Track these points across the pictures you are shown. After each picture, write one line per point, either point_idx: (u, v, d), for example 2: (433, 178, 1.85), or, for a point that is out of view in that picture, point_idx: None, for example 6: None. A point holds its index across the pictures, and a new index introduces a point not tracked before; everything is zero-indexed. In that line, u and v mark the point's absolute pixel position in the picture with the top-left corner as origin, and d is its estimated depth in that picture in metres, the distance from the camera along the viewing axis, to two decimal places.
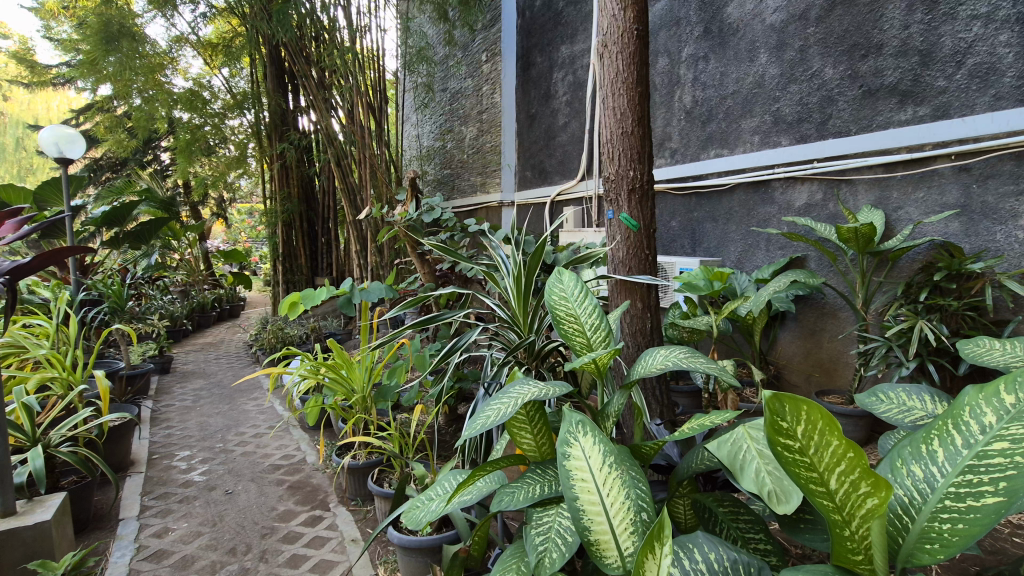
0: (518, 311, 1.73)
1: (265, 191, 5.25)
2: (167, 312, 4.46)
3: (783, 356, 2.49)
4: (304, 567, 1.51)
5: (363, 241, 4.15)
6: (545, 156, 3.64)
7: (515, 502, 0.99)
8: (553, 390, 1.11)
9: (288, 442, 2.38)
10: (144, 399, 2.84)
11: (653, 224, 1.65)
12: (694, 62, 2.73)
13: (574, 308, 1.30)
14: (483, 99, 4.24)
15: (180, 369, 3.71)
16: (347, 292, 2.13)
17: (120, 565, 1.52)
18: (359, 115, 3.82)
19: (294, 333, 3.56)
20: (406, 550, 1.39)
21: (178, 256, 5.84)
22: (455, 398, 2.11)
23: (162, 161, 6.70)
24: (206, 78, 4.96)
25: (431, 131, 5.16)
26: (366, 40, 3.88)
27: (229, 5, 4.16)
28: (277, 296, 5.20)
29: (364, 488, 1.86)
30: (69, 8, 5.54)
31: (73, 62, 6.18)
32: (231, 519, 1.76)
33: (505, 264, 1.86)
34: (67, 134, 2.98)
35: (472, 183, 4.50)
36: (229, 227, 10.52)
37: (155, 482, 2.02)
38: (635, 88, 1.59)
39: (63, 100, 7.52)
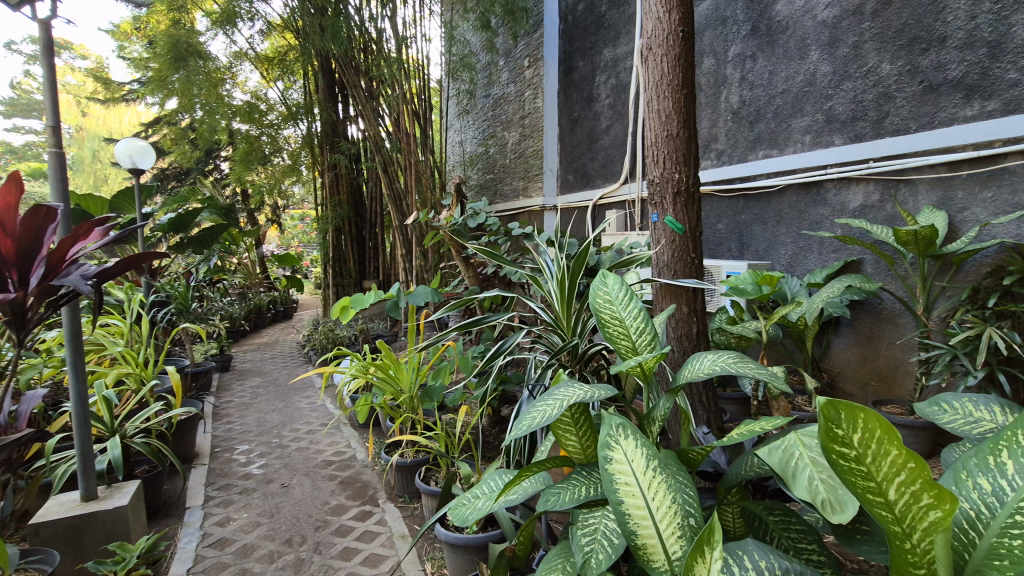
0: (562, 313, 1.75)
1: (316, 197, 5.46)
2: (226, 313, 4.71)
3: (837, 363, 2.40)
4: (355, 560, 1.57)
5: (408, 245, 4.26)
6: (587, 159, 3.64)
7: (561, 503, 1.01)
8: (596, 393, 1.11)
9: (339, 439, 2.48)
10: (207, 395, 3.02)
11: (699, 226, 1.63)
12: (741, 61, 2.67)
13: (618, 312, 1.30)
14: (526, 104, 4.28)
15: (239, 367, 3.92)
16: (394, 296, 2.19)
17: (188, 550, 1.62)
18: (405, 123, 3.94)
19: (344, 334, 3.69)
20: (453, 548, 1.43)
21: (237, 260, 6.15)
22: (499, 399, 2.14)
23: (222, 170, 7.08)
24: (262, 91, 5.21)
25: (475, 136, 5.25)
26: (412, 50, 3.99)
27: (284, 21, 4.37)
28: (327, 299, 5.40)
29: (412, 486, 1.91)
30: (140, 28, 5.95)
31: (144, 79, 6.63)
32: (287, 511, 1.85)
33: (549, 267, 1.88)
34: (139, 146, 3.20)
35: (514, 187, 4.54)
36: (284, 233, 11.02)
37: (218, 473, 2.14)
38: (681, 90, 1.58)
39: (134, 114, 8.07)
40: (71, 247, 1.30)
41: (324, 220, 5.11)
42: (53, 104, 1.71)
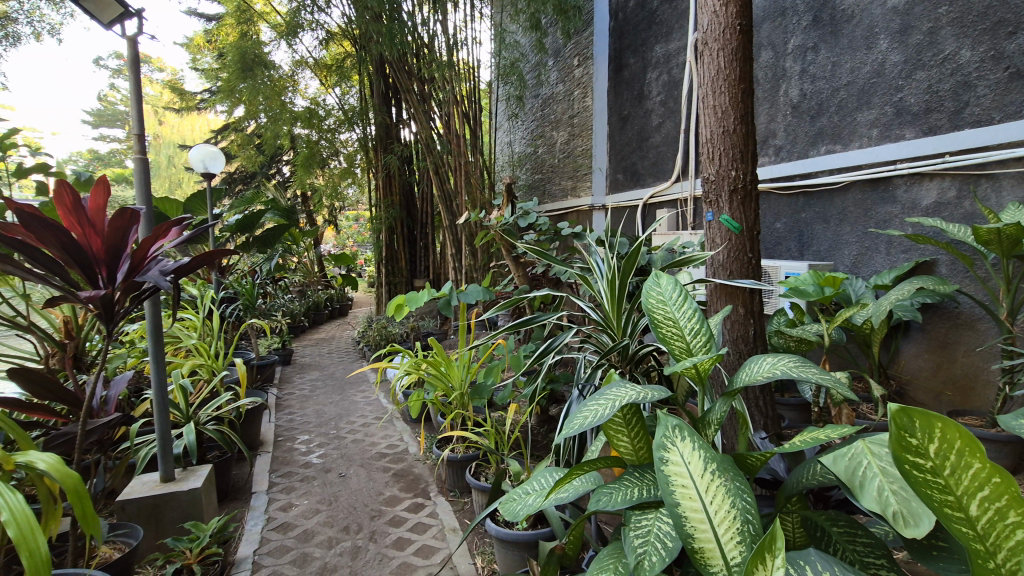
0: (612, 313, 1.74)
1: (370, 199, 5.65)
2: (288, 309, 4.95)
3: (906, 371, 2.26)
4: (408, 550, 1.62)
5: (458, 245, 4.34)
6: (637, 158, 3.59)
7: (614, 503, 1.00)
8: (649, 395, 1.10)
9: (392, 432, 2.55)
10: (270, 386, 3.19)
11: (757, 225, 1.58)
12: (802, 53, 2.56)
13: (672, 312, 1.28)
14: (575, 104, 4.27)
15: (299, 361, 4.11)
16: (446, 294, 2.23)
17: (254, 532, 1.72)
18: (455, 124, 4.01)
19: (396, 331, 3.80)
20: (503, 543, 1.45)
21: (297, 259, 6.46)
22: (547, 399, 2.15)
23: (283, 174, 7.44)
24: (321, 97, 5.43)
25: (524, 137, 5.30)
26: (463, 53, 4.06)
27: (342, 29, 4.55)
28: (380, 297, 5.58)
29: (463, 481, 1.95)
30: (212, 41, 6.34)
31: (214, 88, 7.06)
32: (344, 500, 1.92)
33: (599, 267, 1.87)
34: (210, 151, 3.40)
35: (563, 187, 4.54)
36: (340, 234, 11.47)
37: (281, 461, 2.26)
38: (738, 85, 1.54)
39: (204, 122, 8.61)
40: (151, 246, 1.40)
41: (377, 220, 5.29)
42: (139, 114, 1.85)
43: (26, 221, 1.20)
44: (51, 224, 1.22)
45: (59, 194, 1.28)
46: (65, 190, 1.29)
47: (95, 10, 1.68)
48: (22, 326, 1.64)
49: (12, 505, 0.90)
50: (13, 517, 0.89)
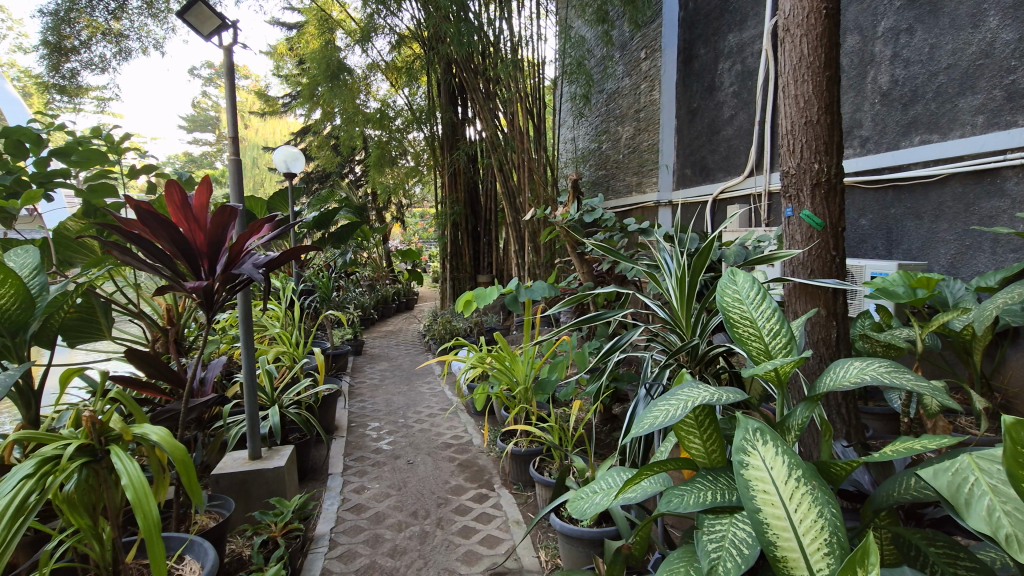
0: (681, 312, 1.69)
1: (436, 196, 5.80)
2: (359, 302, 5.19)
3: (1014, 382, 2.05)
4: (474, 538, 1.65)
5: (521, 241, 4.37)
6: (707, 152, 3.45)
7: (686, 505, 0.97)
8: (725, 396, 1.06)
9: (457, 424, 2.62)
10: (343, 375, 3.35)
11: (842, 221, 1.49)
12: (894, 36, 2.37)
13: (749, 311, 1.22)
14: (641, 97, 4.18)
15: (369, 352, 4.30)
16: (513, 290, 2.25)
17: (331, 511, 1.81)
18: (519, 121, 4.03)
19: (460, 326, 3.88)
20: (568, 539, 1.45)
21: (368, 255, 6.75)
22: (611, 397, 2.12)
23: (355, 173, 7.79)
24: (391, 98, 5.63)
25: (588, 133, 5.26)
26: (528, 50, 4.08)
27: (411, 31, 4.69)
28: (444, 292, 5.72)
29: (526, 475, 1.97)
30: (292, 48, 6.73)
31: (294, 93, 7.50)
32: (413, 486, 1.99)
33: (668, 264, 1.82)
34: (292, 152, 3.61)
35: (627, 183, 4.47)
36: (408, 230, 11.89)
37: (354, 446, 2.38)
38: (823, 72, 1.44)
39: (284, 125, 9.17)
40: (245, 241, 1.50)
41: (442, 216, 5.43)
42: (232, 118, 1.99)
43: (145, 217, 1.35)
44: (163, 219, 1.36)
45: (169, 193, 1.41)
46: (175, 190, 1.42)
47: (197, 23, 1.83)
48: (133, 312, 1.81)
49: (130, 471, 0.99)
50: (132, 482, 0.98)
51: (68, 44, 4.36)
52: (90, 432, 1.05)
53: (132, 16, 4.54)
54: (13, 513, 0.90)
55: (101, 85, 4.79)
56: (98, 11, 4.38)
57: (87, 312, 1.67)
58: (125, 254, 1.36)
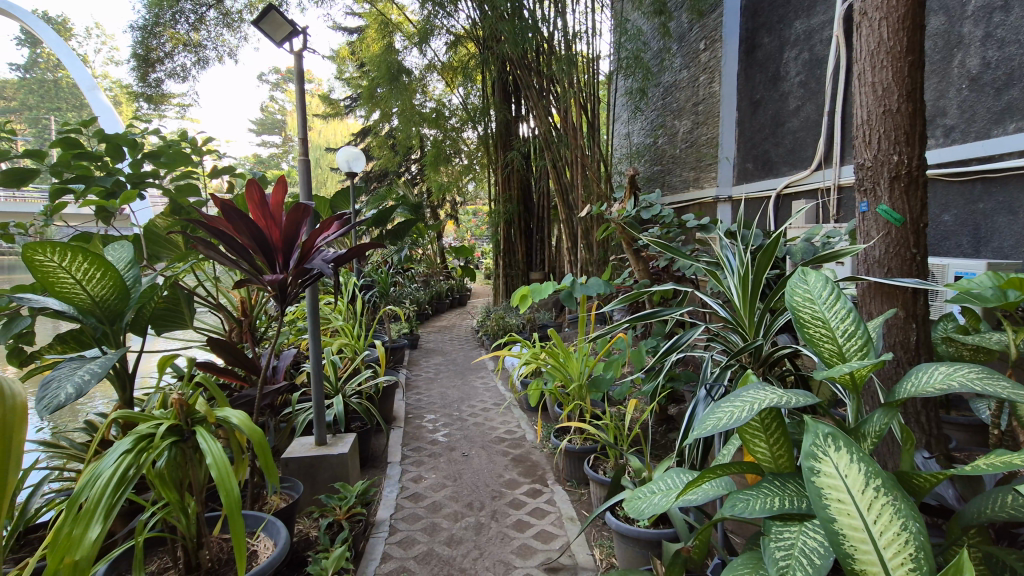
0: (743, 312, 1.63)
1: (489, 193, 5.85)
2: (415, 297, 5.33)
3: None
4: (529, 533, 1.67)
5: (574, 238, 4.35)
6: (771, 145, 3.30)
7: (751, 510, 0.94)
8: (793, 399, 1.02)
9: (511, 419, 2.64)
10: (400, 368, 3.46)
11: (924, 216, 1.38)
12: (985, 15, 2.18)
13: (821, 311, 1.16)
14: (700, 90, 4.05)
15: (425, 346, 4.41)
16: (568, 287, 2.23)
17: (390, 499, 1.88)
18: (572, 117, 4.00)
19: (514, 322, 3.91)
20: (624, 538, 1.43)
21: (423, 251, 6.91)
22: (667, 397, 2.08)
23: (412, 172, 8.00)
24: (446, 98, 5.73)
25: (644, 128, 5.16)
26: (581, 45, 3.97)
27: (467, 30, 4.75)
28: (497, 288, 5.78)
29: (580, 472, 1.96)
30: (354, 53, 6.97)
31: (355, 96, 7.77)
32: (468, 478, 2.03)
33: (731, 262, 1.76)
34: (353, 152, 3.74)
35: (684, 179, 4.36)
36: (461, 227, 12.10)
37: (411, 436, 2.45)
38: (905, 57, 1.35)
39: (345, 127, 9.54)
40: (316, 238, 1.58)
41: (495, 214, 5.49)
42: (302, 119, 2.08)
43: (226, 214, 1.44)
44: (243, 216, 1.44)
45: (249, 192, 1.51)
46: (254, 188, 1.52)
47: (270, 30, 1.94)
48: (212, 303, 1.94)
49: (214, 451, 1.06)
50: (215, 461, 1.04)
51: (154, 56, 4.73)
52: (178, 413, 1.14)
53: (209, 27, 4.84)
54: (116, 483, 0.97)
55: (182, 93, 5.17)
56: (181, 24, 4.70)
57: (173, 303, 1.81)
58: (208, 248, 1.46)
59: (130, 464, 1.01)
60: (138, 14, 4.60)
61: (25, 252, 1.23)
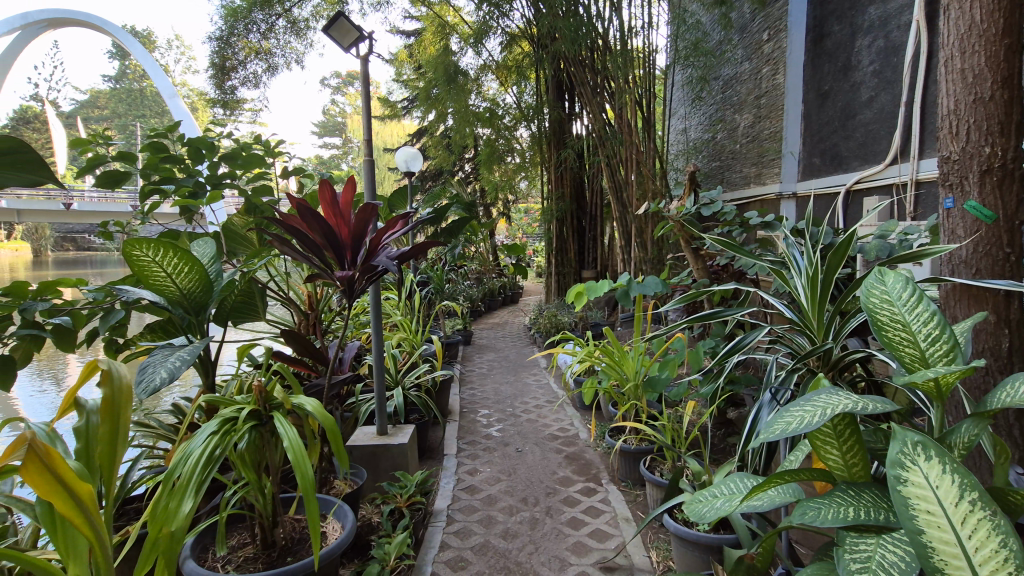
0: (811, 314, 1.55)
1: (541, 191, 5.85)
2: (468, 294, 5.43)
3: None
4: (584, 530, 1.67)
5: (628, 236, 4.29)
6: (840, 138, 3.13)
7: (823, 519, 0.90)
8: (870, 406, 0.97)
9: (564, 416, 2.64)
10: (455, 363, 3.53)
11: (1020, 213, 1.27)
12: None
13: (901, 314, 1.08)
14: (762, 82, 3.89)
15: (478, 342, 4.47)
16: (624, 285, 2.20)
17: (447, 490, 1.92)
18: (627, 113, 3.93)
19: (566, 319, 3.91)
20: (683, 541, 1.40)
21: (475, 249, 7.02)
22: (727, 400, 2.02)
23: (465, 171, 8.12)
24: (500, 97, 5.77)
25: (701, 122, 5.03)
26: (638, 39, 3.87)
27: (521, 29, 4.76)
28: (549, 286, 5.79)
29: (635, 473, 1.94)
30: (412, 56, 7.14)
31: (412, 97, 7.97)
32: (522, 473, 2.05)
33: (798, 262, 1.68)
34: (411, 152, 3.84)
35: (744, 174, 4.21)
36: (512, 225, 12.19)
37: (466, 430, 2.50)
38: (1001, 41, 1.24)
39: (401, 128, 9.80)
40: (382, 237, 1.64)
41: (548, 212, 5.49)
42: (366, 121, 2.16)
43: (301, 213, 1.52)
44: (315, 214, 1.52)
45: (322, 192, 1.60)
46: (327, 189, 1.60)
47: (339, 36, 2.02)
48: (283, 297, 2.05)
49: (290, 436, 1.12)
50: (292, 445, 1.10)
51: (228, 65, 5.07)
52: (258, 399, 1.21)
53: (278, 35, 5.08)
54: (204, 462, 1.04)
55: (253, 98, 5.48)
56: (252, 34, 4.95)
57: (248, 297, 1.93)
58: (282, 244, 1.55)
59: (216, 445, 1.09)
60: (215, 25, 4.91)
61: (125, 247, 1.35)
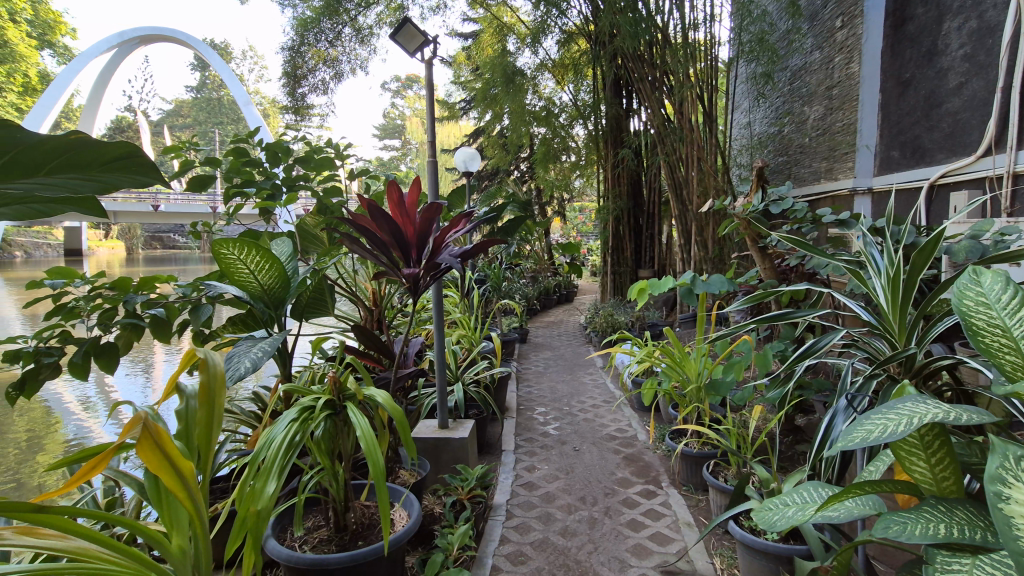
0: (891, 317, 1.46)
1: (597, 189, 5.80)
2: (523, 293, 5.47)
3: None
4: (644, 533, 1.64)
5: (687, 234, 4.18)
6: (923, 129, 2.91)
7: (911, 535, 0.85)
8: (964, 416, 0.90)
9: (621, 417, 2.61)
10: (511, 360, 3.57)
11: None
12: None
13: (1000, 318, 0.99)
14: (835, 72, 3.68)
15: (534, 340, 4.50)
16: (688, 283, 2.14)
17: (506, 485, 1.95)
18: (688, 108, 3.82)
19: (623, 319, 3.86)
20: (749, 549, 1.36)
21: (530, 248, 7.05)
22: (796, 405, 1.94)
23: (520, 170, 8.17)
24: (556, 95, 5.76)
25: (766, 116, 4.82)
26: (699, 32, 3.73)
27: (579, 27, 4.72)
28: (604, 285, 5.73)
29: (697, 477, 1.89)
30: (470, 58, 7.25)
31: (470, 98, 8.10)
32: (580, 472, 2.05)
33: (877, 261, 1.58)
34: (469, 152, 3.90)
35: (814, 170, 4.00)
36: (567, 224, 12.17)
37: (523, 427, 2.52)
38: None
39: (458, 129, 9.99)
40: (445, 235, 1.68)
41: (604, 211, 5.44)
42: (429, 123, 2.21)
43: (371, 213, 1.59)
44: (384, 213, 1.59)
45: (390, 193, 1.66)
46: (394, 189, 1.66)
47: (405, 42, 2.09)
48: (350, 294, 2.14)
49: (363, 425, 1.17)
50: (364, 434, 1.15)
51: (300, 73, 5.36)
52: (333, 390, 1.27)
53: (345, 43, 5.30)
54: (287, 447, 1.11)
55: (321, 105, 5.75)
56: (321, 43, 5.20)
57: (319, 293, 2.03)
58: (353, 243, 1.63)
59: (296, 431, 1.15)
60: (287, 35, 5.18)
61: (214, 246, 1.46)
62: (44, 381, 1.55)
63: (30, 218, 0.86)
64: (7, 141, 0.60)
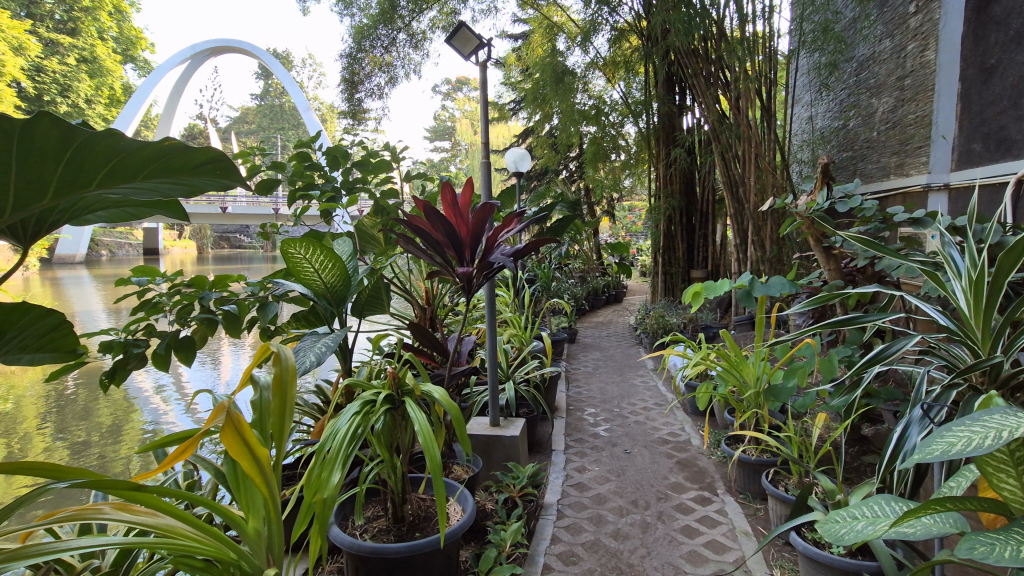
0: (974, 322, 1.35)
1: (648, 188, 5.70)
2: (572, 293, 5.46)
3: None
4: (699, 540, 1.61)
5: (743, 234, 4.04)
6: (1009, 120, 2.69)
7: (999, 557, 0.78)
8: None
9: (674, 421, 2.56)
10: (560, 360, 3.57)
11: None
12: None
13: None
14: (907, 60, 3.46)
15: (583, 340, 4.47)
16: (746, 285, 2.07)
17: (556, 484, 1.96)
18: (745, 104, 3.69)
19: (675, 320, 3.78)
20: (813, 562, 1.31)
21: (579, 248, 7.01)
22: (864, 414, 1.84)
23: (569, 170, 8.14)
24: (606, 93, 5.69)
25: (830, 110, 4.60)
26: (758, 24, 3.57)
27: (630, 24, 4.65)
28: (655, 286, 5.62)
29: (755, 485, 1.83)
30: (520, 59, 7.29)
31: (519, 99, 8.15)
32: (632, 474, 2.03)
33: (957, 262, 1.48)
34: (520, 152, 3.90)
35: (883, 165, 3.78)
36: (616, 224, 12.01)
37: (573, 428, 2.52)
38: None
39: (506, 129, 10.06)
40: (497, 234, 1.70)
41: (655, 210, 5.34)
42: (483, 125, 2.24)
43: (426, 213, 1.63)
44: (439, 213, 1.62)
45: (444, 193, 1.69)
46: (448, 190, 1.70)
47: (460, 45, 2.12)
48: (405, 292, 2.20)
49: (420, 420, 1.19)
50: (422, 429, 1.18)
51: (357, 78, 5.55)
52: (392, 385, 1.32)
53: (399, 48, 5.44)
54: (350, 438, 1.15)
55: (375, 109, 5.93)
56: (377, 49, 5.36)
57: (376, 291, 2.09)
58: (409, 242, 1.67)
59: (358, 424, 1.19)
60: (346, 43, 5.38)
61: (282, 245, 1.53)
62: (131, 370, 1.68)
63: (119, 220, 0.94)
64: (107, 151, 0.66)
